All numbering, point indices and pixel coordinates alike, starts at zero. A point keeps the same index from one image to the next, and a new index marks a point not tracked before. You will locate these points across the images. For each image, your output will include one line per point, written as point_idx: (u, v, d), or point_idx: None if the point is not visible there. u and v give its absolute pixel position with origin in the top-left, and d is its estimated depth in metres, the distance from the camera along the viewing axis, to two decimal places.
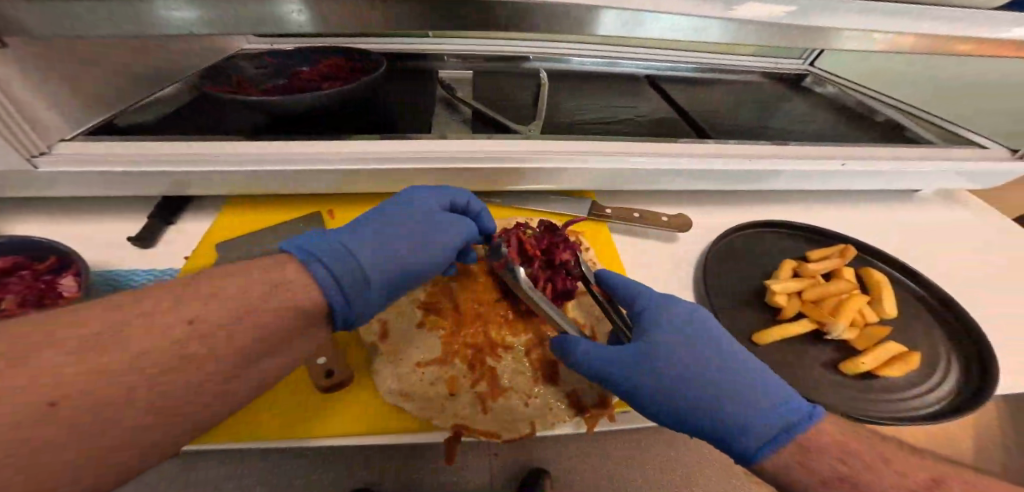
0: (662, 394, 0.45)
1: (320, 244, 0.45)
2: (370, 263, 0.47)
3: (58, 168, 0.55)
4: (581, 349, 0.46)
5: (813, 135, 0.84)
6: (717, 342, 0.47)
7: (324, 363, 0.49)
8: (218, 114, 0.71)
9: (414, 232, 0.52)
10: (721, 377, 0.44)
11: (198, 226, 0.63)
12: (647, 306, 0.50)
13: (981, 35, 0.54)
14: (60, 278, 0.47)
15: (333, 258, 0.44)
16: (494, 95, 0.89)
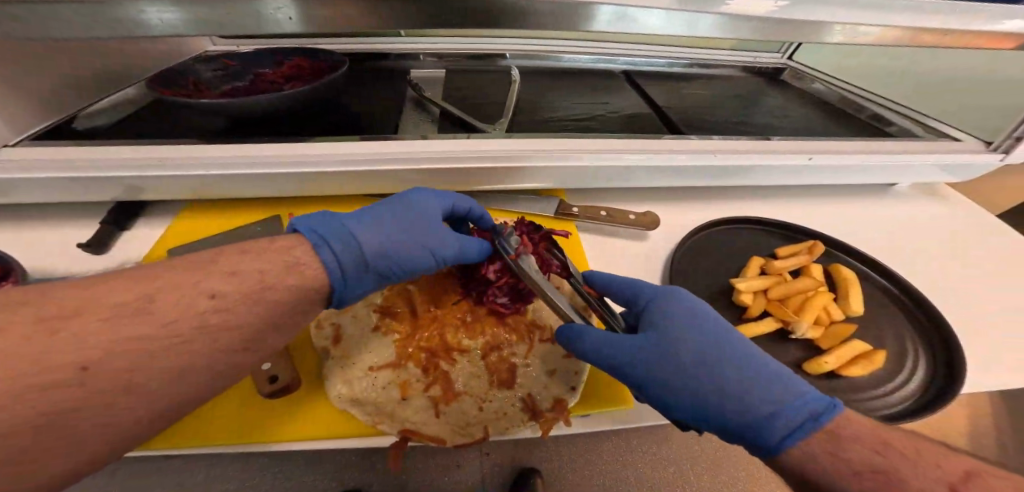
0: (680, 388, 0.42)
1: (331, 228, 0.44)
2: (373, 251, 0.46)
3: (1, 174, 0.51)
4: (588, 340, 0.44)
5: (792, 129, 0.84)
6: (723, 333, 0.45)
7: (270, 369, 0.46)
8: (178, 116, 0.67)
9: (417, 229, 0.49)
10: (740, 370, 0.42)
11: (155, 232, 0.59)
12: (655, 299, 0.49)
13: (957, 28, 0.54)
14: None
15: (339, 244, 0.43)
16: (472, 93, 0.88)
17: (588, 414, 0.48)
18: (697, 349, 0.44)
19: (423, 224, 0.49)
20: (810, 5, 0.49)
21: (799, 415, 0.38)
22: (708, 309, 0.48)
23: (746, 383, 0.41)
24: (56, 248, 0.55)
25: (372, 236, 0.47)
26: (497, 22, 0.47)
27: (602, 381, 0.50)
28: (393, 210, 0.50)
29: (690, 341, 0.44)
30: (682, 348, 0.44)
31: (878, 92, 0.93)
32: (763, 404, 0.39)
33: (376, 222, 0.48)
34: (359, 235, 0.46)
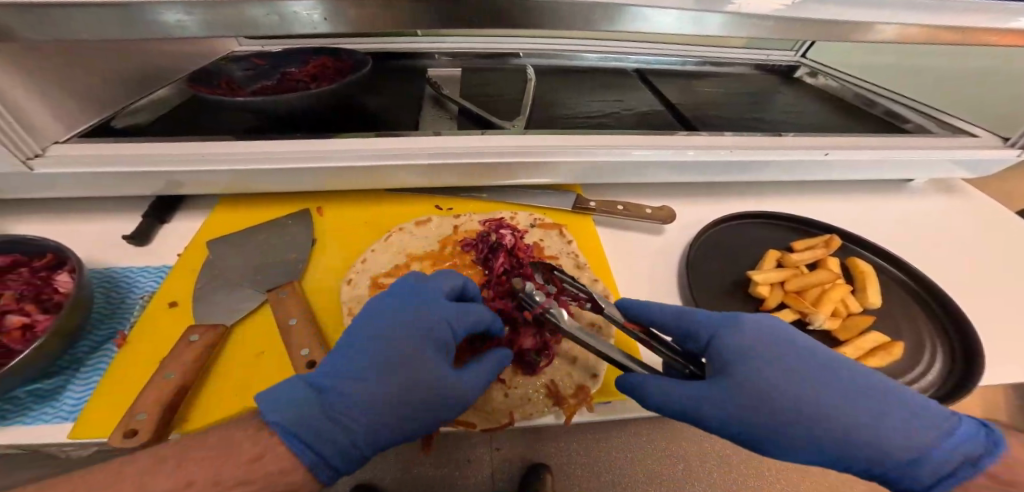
0: (799, 439, 0.40)
1: (296, 405, 0.37)
2: (353, 419, 0.39)
3: (53, 170, 0.54)
4: (653, 387, 0.42)
5: (805, 126, 0.85)
6: (809, 361, 0.43)
7: (307, 354, 0.45)
8: (208, 114, 0.70)
9: (393, 377, 0.41)
10: (853, 404, 0.40)
11: (192, 225, 0.62)
12: (718, 331, 0.45)
13: (974, 25, 0.55)
14: (56, 275, 0.45)
15: (309, 432, 0.37)
16: (487, 91, 0.90)
17: (610, 401, 0.48)
18: (796, 388, 0.41)
19: (421, 370, 0.42)
20: (825, 4, 0.50)
21: (950, 462, 0.38)
22: (775, 333, 0.45)
23: (873, 427, 0.39)
24: (98, 240, 0.58)
25: (359, 402, 0.39)
26: (521, 21, 0.49)
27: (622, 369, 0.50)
28: (381, 350, 0.42)
29: (782, 381, 0.42)
30: (784, 392, 0.41)
31: (891, 89, 0.93)
32: (902, 451, 0.38)
33: (361, 375, 0.41)
34: (342, 404, 0.39)
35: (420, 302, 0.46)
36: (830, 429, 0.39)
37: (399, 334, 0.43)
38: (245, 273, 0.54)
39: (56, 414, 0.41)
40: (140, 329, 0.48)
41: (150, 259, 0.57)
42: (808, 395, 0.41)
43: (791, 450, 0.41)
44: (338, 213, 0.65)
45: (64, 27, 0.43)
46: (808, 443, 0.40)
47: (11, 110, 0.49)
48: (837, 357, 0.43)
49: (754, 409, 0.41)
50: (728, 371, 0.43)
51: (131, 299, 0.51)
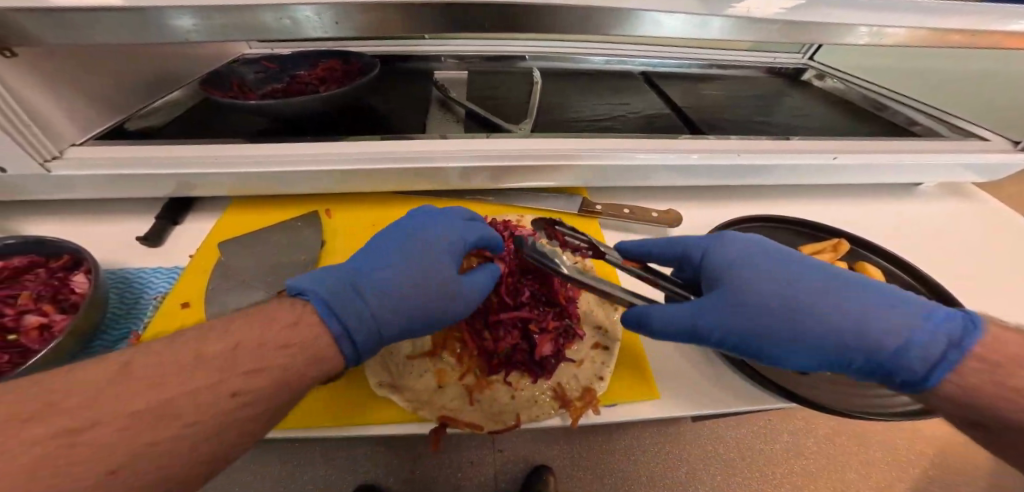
0: (790, 342, 0.41)
1: (330, 287, 0.40)
2: (378, 309, 0.42)
3: (70, 172, 0.55)
4: (647, 311, 0.44)
5: (812, 129, 0.85)
6: (798, 272, 0.44)
7: None
8: (218, 117, 0.71)
9: (413, 272, 0.45)
10: (837, 298, 0.41)
11: (203, 226, 0.63)
12: (707, 248, 0.49)
13: (984, 28, 0.54)
14: (73, 276, 0.46)
15: (349, 315, 0.40)
16: (492, 94, 0.90)
17: (617, 403, 0.48)
18: (775, 289, 0.43)
19: (436, 272, 0.46)
20: (832, 8, 0.50)
21: (934, 345, 0.37)
22: (759, 247, 0.48)
23: (852, 313, 0.40)
24: (112, 241, 0.59)
25: (387, 292, 0.43)
26: (530, 26, 0.49)
27: (629, 373, 0.50)
28: (407, 253, 0.47)
29: (763, 285, 0.44)
30: (762, 290, 0.43)
31: (899, 91, 0.93)
32: (890, 338, 0.38)
33: (388, 274, 0.45)
34: (368, 291, 0.43)
35: (440, 222, 0.51)
36: (830, 331, 0.40)
37: (421, 239, 0.48)
38: (255, 274, 0.54)
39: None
40: (154, 330, 0.48)
41: (163, 260, 0.58)
42: (795, 298, 0.42)
43: (785, 349, 0.42)
44: (346, 215, 0.66)
45: (83, 33, 0.44)
46: (800, 340, 0.41)
47: (30, 113, 0.50)
48: (820, 262, 0.45)
49: (736, 307, 0.43)
50: (722, 283, 0.46)
51: (145, 299, 0.52)
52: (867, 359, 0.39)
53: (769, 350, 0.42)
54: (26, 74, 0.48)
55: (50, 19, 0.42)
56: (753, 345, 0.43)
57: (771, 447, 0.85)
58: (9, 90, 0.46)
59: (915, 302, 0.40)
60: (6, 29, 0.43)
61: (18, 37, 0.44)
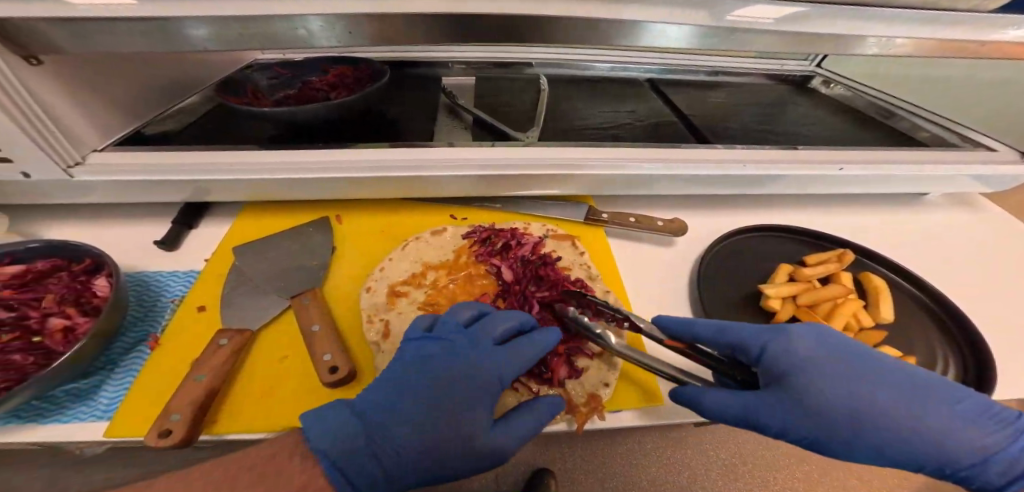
0: (851, 444, 0.42)
1: (346, 440, 0.39)
2: (396, 460, 0.40)
3: (92, 177, 0.56)
4: (705, 402, 0.44)
5: (818, 138, 0.85)
6: (862, 372, 0.44)
7: (329, 359, 0.46)
8: (233, 122, 0.73)
9: (436, 416, 0.43)
10: (899, 408, 0.42)
11: (217, 230, 0.64)
12: (767, 343, 0.47)
13: (993, 40, 0.55)
14: (95, 280, 0.47)
15: (356, 468, 0.39)
16: (500, 101, 0.91)
17: (622, 410, 0.48)
18: (844, 397, 0.43)
19: (465, 418, 0.43)
20: (841, 20, 0.51)
21: (984, 452, 0.41)
22: (824, 341, 0.47)
23: (913, 426, 0.41)
24: (129, 245, 0.61)
25: (397, 443, 0.41)
26: (543, 37, 0.50)
27: (634, 380, 0.50)
28: (428, 388, 0.44)
29: (832, 389, 0.44)
30: (831, 401, 0.43)
31: (906, 99, 0.93)
32: (944, 445, 0.41)
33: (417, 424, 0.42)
34: (389, 449, 0.41)
35: (478, 352, 0.47)
36: (892, 440, 0.41)
37: (451, 370, 0.45)
38: (268, 279, 0.56)
39: (94, 412, 0.44)
40: (172, 333, 0.50)
41: (179, 263, 0.59)
42: (862, 403, 0.43)
43: (849, 452, 0.43)
44: (356, 221, 0.67)
45: (108, 44, 0.45)
46: (865, 449, 0.42)
47: (53, 117, 0.51)
48: (877, 361, 0.45)
49: (808, 418, 0.43)
50: (787, 380, 0.45)
51: (163, 302, 0.54)
52: (925, 464, 0.41)
53: (827, 449, 0.43)
54: (51, 80, 0.49)
55: (71, 29, 0.43)
56: (812, 443, 0.44)
57: (773, 453, 0.85)
58: (28, 91, 0.47)
59: (966, 405, 0.43)
60: (39, 42, 0.44)
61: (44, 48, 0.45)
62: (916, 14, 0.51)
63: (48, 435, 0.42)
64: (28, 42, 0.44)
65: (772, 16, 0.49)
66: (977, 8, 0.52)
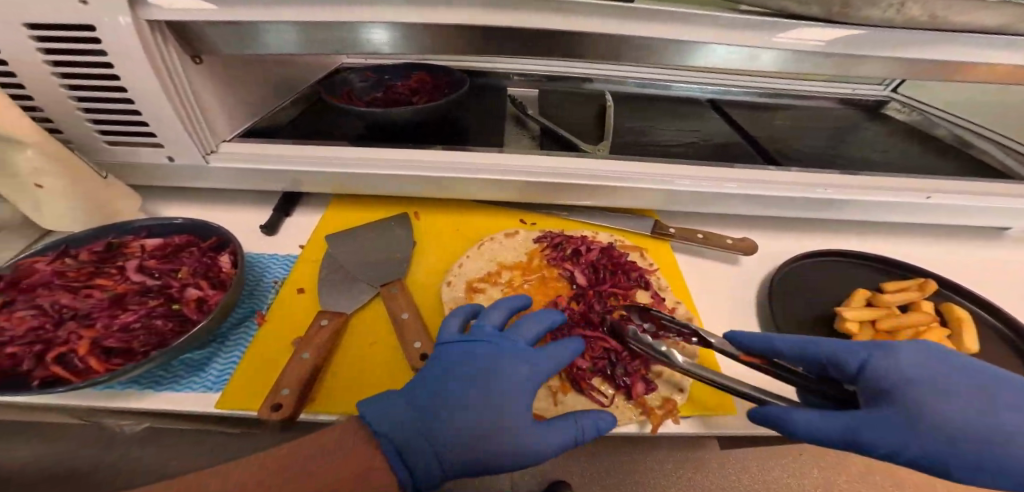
0: (982, 467, 0.36)
1: (395, 423, 0.39)
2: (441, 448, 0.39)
3: (225, 165, 0.62)
4: (806, 422, 0.37)
5: (893, 165, 0.83)
6: (987, 390, 0.38)
7: (419, 347, 0.50)
8: (325, 120, 0.79)
9: (477, 403, 0.41)
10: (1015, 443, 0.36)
11: (310, 219, 0.70)
12: (869, 354, 0.41)
13: None
14: (220, 256, 0.51)
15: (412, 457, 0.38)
16: (564, 113, 0.94)
17: (693, 416, 0.48)
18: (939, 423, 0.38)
19: (507, 414, 0.40)
20: (961, 45, 0.49)
21: None
22: (932, 353, 0.41)
23: None
24: (234, 229, 0.67)
25: (441, 433, 0.39)
26: (644, 56, 0.52)
27: (705, 389, 0.51)
28: (464, 379, 0.42)
29: (946, 406, 0.37)
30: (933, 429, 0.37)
31: (991, 130, 0.89)
32: None
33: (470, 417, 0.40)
34: (438, 439, 0.39)
35: (515, 352, 0.45)
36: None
37: (483, 358, 0.44)
38: (359, 267, 0.60)
39: (207, 383, 0.47)
40: (276, 312, 0.55)
41: (277, 248, 0.65)
42: (988, 423, 0.36)
43: (977, 475, 0.36)
44: (433, 219, 0.71)
45: (258, 47, 0.51)
46: (999, 472, 0.35)
47: (203, 109, 0.57)
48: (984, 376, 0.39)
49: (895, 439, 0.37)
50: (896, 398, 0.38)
51: (266, 281, 0.59)
52: None
53: (947, 468, 0.37)
54: (204, 78, 0.56)
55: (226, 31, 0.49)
56: (931, 465, 0.37)
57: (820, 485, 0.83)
58: (190, 86, 0.53)
59: None
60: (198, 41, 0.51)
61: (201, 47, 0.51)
62: None
63: (165, 401, 0.45)
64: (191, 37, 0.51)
65: (887, 45, 0.48)
66: None
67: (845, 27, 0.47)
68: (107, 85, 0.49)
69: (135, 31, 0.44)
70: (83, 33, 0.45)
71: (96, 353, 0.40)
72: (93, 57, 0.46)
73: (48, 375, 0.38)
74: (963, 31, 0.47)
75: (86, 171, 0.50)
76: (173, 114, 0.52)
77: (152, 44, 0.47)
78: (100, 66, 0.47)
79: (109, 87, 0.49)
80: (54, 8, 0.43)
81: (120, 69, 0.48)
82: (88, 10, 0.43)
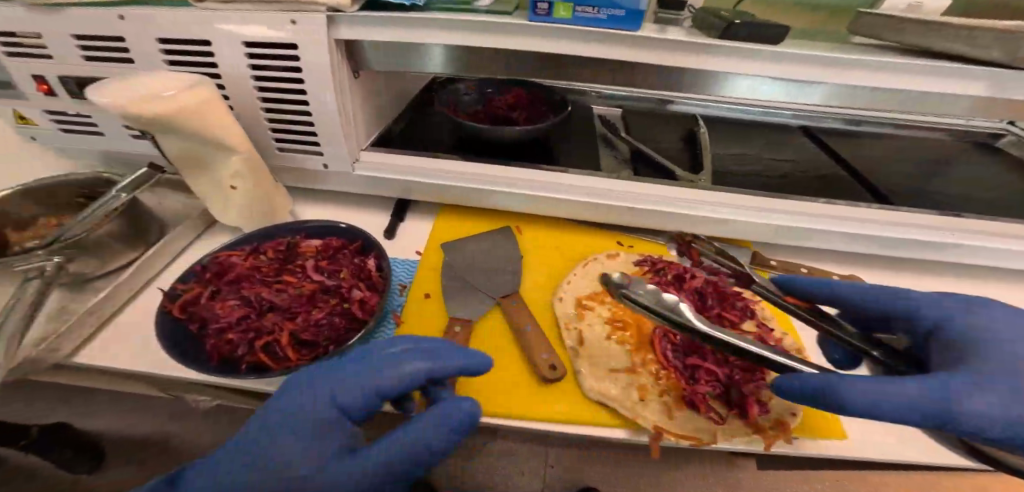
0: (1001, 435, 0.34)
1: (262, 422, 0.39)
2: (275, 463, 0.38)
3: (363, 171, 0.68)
4: (862, 393, 0.35)
5: (1007, 206, 0.79)
6: (1011, 364, 0.37)
7: (545, 358, 0.54)
8: (431, 137, 0.83)
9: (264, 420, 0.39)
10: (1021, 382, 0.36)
11: (422, 226, 0.76)
12: (918, 308, 0.43)
13: None
14: (369, 259, 0.56)
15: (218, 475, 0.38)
16: (651, 139, 0.92)
17: (808, 439, 0.50)
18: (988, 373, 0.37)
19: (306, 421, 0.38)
20: None
21: None
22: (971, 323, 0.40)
23: None
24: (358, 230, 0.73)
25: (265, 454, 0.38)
26: (782, 92, 0.53)
27: (818, 416, 0.52)
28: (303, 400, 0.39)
29: (1010, 382, 0.35)
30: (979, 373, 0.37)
31: None
32: None
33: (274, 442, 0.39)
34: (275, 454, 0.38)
35: (374, 375, 0.40)
36: None
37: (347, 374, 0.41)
38: (477, 277, 0.65)
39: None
40: (410, 316, 0.60)
41: (397, 251, 0.71)
42: None
43: None
44: (535, 234, 0.76)
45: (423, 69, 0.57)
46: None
47: (355, 117, 0.63)
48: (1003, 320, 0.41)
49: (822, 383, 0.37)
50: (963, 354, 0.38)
51: (394, 285, 0.65)
52: None
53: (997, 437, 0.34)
54: (357, 92, 0.62)
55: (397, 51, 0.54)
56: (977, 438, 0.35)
57: None
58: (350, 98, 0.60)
59: None
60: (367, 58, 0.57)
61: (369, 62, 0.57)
62: None
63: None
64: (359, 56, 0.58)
65: None
66: None
67: (1013, 68, 0.46)
68: (291, 98, 0.55)
69: (327, 49, 0.50)
70: (285, 52, 0.51)
71: (292, 345, 0.46)
72: (287, 73, 0.52)
73: (256, 360, 0.45)
74: None
75: (265, 178, 0.57)
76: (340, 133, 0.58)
77: (335, 62, 0.53)
78: (293, 85, 0.53)
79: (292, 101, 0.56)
80: (265, 24, 0.48)
81: (309, 90, 0.54)
82: (296, 29, 0.49)
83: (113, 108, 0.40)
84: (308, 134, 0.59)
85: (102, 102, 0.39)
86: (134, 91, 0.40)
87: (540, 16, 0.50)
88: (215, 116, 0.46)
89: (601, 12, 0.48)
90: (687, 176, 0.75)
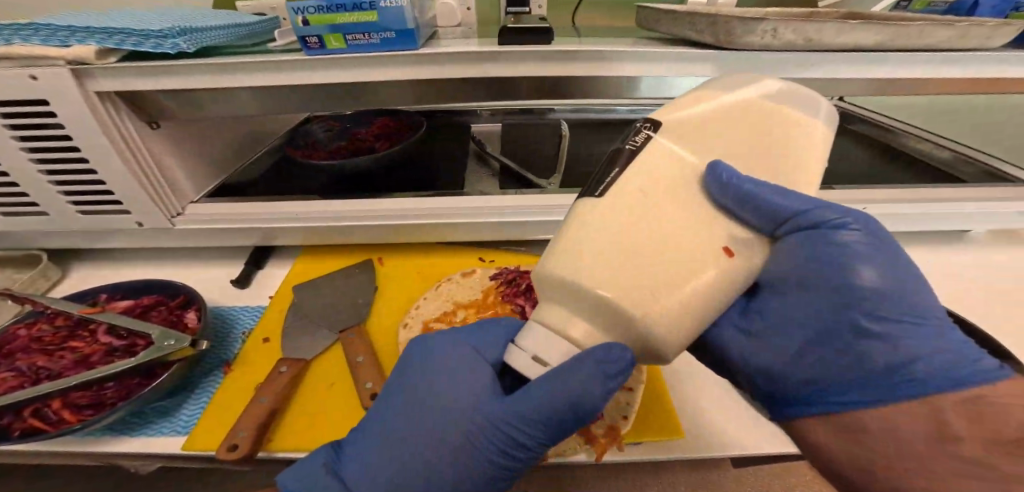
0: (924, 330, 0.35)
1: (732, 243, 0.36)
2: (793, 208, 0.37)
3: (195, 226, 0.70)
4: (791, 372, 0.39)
5: (851, 172, 0.81)
6: (822, 247, 0.38)
7: (371, 387, 0.52)
8: (298, 175, 0.85)
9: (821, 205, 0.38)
10: (883, 278, 0.37)
11: (283, 269, 0.75)
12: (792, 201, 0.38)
13: (990, 75, 0.57)
14: (186, 313, 0.55)
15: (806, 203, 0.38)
16: (520, 148, 0.95)
17: (641, 442, 0.50)
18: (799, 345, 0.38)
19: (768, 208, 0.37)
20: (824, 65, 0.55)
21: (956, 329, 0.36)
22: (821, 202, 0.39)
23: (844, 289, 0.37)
24: (209, 282, 0.72)
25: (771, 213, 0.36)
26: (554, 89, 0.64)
27: (652, 414, 0.52)
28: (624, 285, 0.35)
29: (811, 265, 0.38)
30: (780, 288, 0.41)
31: (931, 132, 0.92)
32: (925, 315, 0.36)
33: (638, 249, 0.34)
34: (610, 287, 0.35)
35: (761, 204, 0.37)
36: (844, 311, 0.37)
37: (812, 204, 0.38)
38: (320, 315, 0.63)
39: (183, 424, 0.50)
40: (244, 361, 0.57)
41: (245, 299, 0.69)
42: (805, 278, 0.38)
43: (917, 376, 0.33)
44: (397, 264, 0.75)
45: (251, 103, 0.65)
46: (934, 342, 0.35)
47: (164, 175, 0.68)
48: (843, 205, 0.39)
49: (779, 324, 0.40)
50: (834, 245, 0.38)
51: (234, 333, 0.62)
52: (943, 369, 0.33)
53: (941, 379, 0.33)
54: (170, 142, 0.69)
55: (176, 98, 0.62)
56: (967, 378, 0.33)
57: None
58: (149, 150, 0.65)
59: (900, 300, 0.36)
60: (151, 106, 0.63)
61: (154, 112, 0.64)
62: (904, 56, 0.54)
63: (132, 446, 0.48)
64: (149, 107, 0.63)
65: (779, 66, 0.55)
66: (980, 45, 0.55)
67: (734, 51, 0.55)
68: (61, 152, 0.60)
69: (81, 97, 0.55)
70: (40, 108, 0.56)
71: (69, 407, 0.45)
72: (46, 127, 0.58)
73: (26, 426, 0.43)
74: (844, 50, 0.54)
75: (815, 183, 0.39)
76: (128, 172, 0.62)
77: (101, 112, 0.58)
78: (58, 135, 0.58)
79: (65, 150, 0.60)
80: (12, 85, 0.55)
81: (73, 135, 0.58)
82: (38, 84, 0.54)
83: (660, 170, 0.37)
84: (98, 184, 0.63)
85: (704, 159, 0.38)
86: (695, 108, 0.40)
87: (315, 49, 0.58)
88: (744, 123, 0.38)
89: (371, 36, 0.57)
90: (540, 181, 0.82)
